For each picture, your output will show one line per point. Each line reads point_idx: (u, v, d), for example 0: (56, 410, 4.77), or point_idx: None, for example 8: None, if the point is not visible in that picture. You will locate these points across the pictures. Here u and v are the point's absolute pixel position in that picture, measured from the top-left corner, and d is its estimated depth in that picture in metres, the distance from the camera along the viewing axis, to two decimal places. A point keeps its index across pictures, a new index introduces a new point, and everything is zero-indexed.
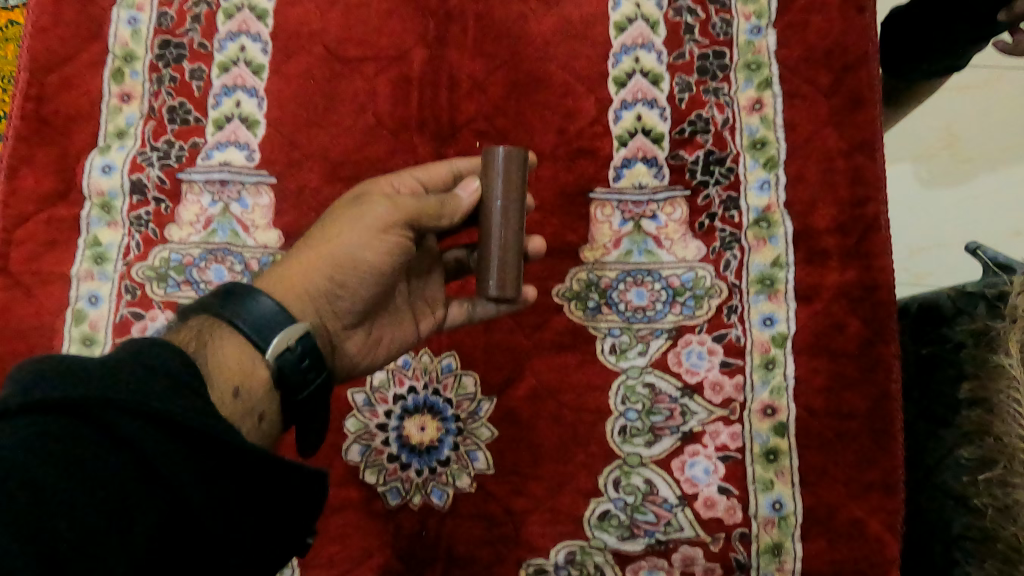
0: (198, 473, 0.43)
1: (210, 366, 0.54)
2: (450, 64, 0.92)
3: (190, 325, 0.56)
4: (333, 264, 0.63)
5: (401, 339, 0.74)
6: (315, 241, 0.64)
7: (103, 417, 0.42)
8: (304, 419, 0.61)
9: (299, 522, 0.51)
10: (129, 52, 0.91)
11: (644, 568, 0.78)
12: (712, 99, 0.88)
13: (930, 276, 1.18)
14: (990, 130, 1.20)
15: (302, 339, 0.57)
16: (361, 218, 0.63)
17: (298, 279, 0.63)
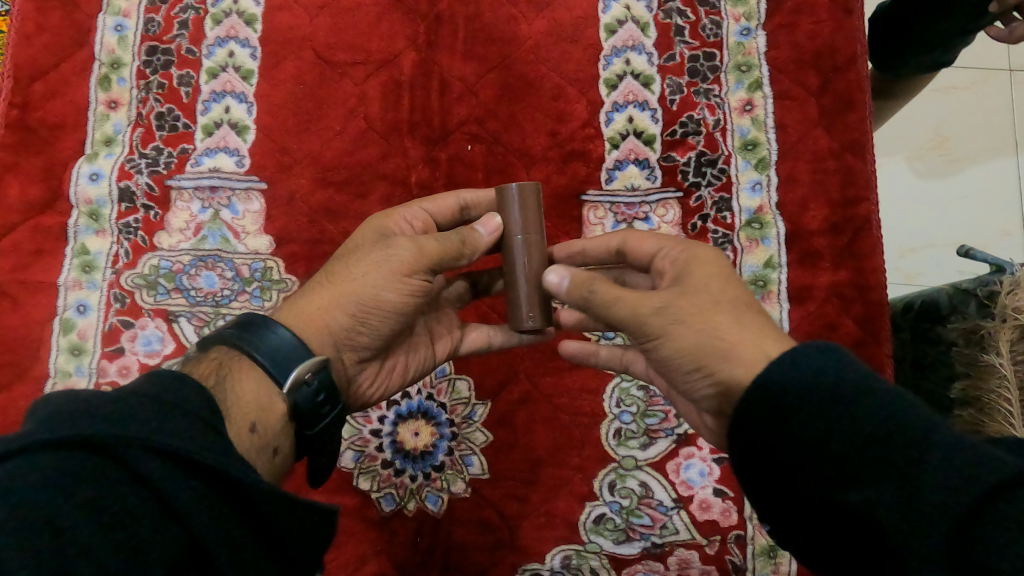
0: (216, 514, 0.41)
1: (229, 400, 0.52)
2: (440, 68, 0.92)
3: (209, 358, 0.55)
4: (354, 297, 0.62)
5: (415, 367, 0.72)
6: (334, 274, 0.63)
7: (123, 456, 0.40)
8: (315, 450, 0.59)
9: (310, 564, 0.48)
10: (116, 58, 0.91)
11: (640, 572, 0.76)
12: (703, 101, 0.88)
13: (923, 275, 1.17)
14: (979, 130, 1.20)
15: (319, 373, 0.56)
16: (382, 251, 0.62)
17: (318, 311, 0.62)
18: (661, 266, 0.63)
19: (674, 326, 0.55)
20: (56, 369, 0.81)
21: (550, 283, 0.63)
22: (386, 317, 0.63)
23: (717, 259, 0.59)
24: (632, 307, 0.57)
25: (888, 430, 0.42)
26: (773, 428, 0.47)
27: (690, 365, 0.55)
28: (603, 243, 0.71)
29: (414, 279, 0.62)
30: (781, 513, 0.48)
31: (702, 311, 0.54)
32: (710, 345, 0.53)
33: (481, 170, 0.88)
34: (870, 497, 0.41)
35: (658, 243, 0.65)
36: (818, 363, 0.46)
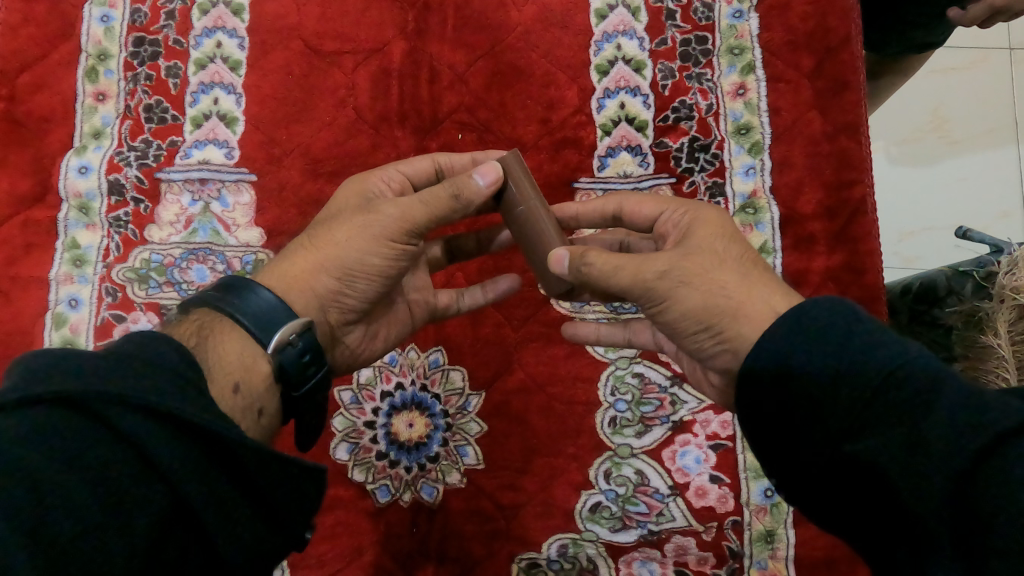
0: (195, 469, 0.41)
1: (213, 361, 0.52)
2: (430, 55, 0.91)
3: (190, 321, 0.54)
4: (338, 260, 0.61)
5: (398, 330, 0.73)
6: (316, 237, 0.62)
7: (101, 412, 0.39)
8: (303, 414, 0.59)
9: (298, 518, 0.48)
10: (103, 50, 0.90)
11: (637, 559, 0.76)
12: (695, 85, 0.87)
13: (921, 259, 1.16)
14: (976, 112, 1.19)
15: (304, 335, 0.55)
16: (364, 214, 0.61)
17: (303, 275, 0.61)
18: (665, 230, 0.64)
19: (681, 289, 0.55)
20: None
21: (553, 259, 0.62)
22: (374, 280, 0.63)
23: (720, 220, 0.60)
24: (634, 272, 0.56)
25: (892, 380, 0.42)
26: (780, 386, 0.48)
27: (698, 326, 0.55)
28: (599, 210, 0.70)
29: (399, 240, 0.61)
30: (791, 472, 0.48)
31: (708, 271, 0.55)
32: (716, 306, 0.54)
33: None
34: (874, 444, 0.41)
35: (657, 206, 0.66)
36: (826, 319, 0.47)
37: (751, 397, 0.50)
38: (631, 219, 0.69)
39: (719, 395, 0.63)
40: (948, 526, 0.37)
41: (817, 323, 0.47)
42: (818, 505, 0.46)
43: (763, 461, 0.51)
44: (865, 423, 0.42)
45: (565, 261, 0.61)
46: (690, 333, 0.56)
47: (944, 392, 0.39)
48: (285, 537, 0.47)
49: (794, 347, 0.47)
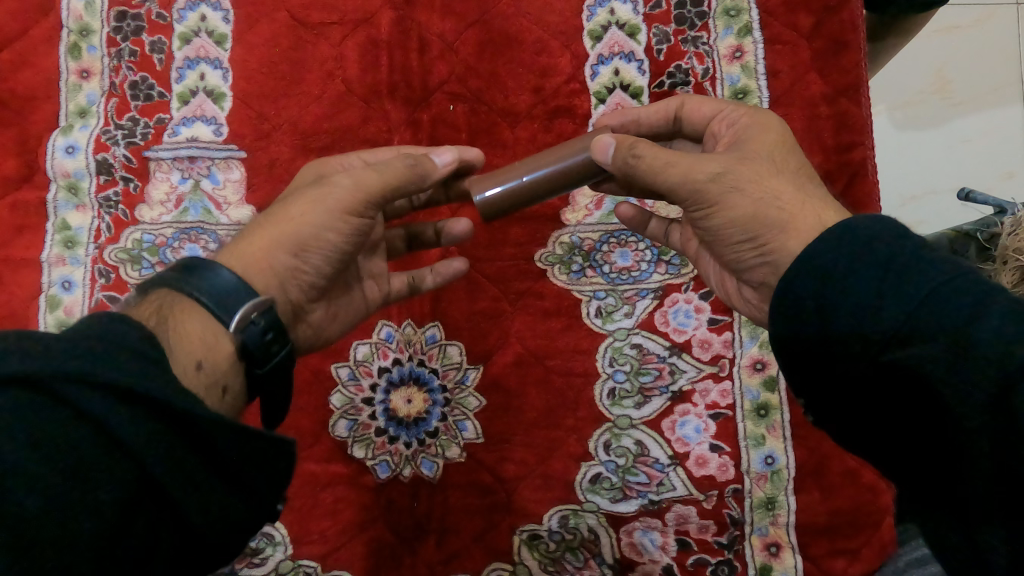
0: (161, 451, 0.40)
1: (174, 338, 0.50)
2: (419, 25, 0.89)
3: (149, 301, 0.53)
4: (293, 233, 0.59)
5: (357, 310, 0.71)
6: (273, 213, 0.61)
7: (58, 390, 0.38)
8: (267, 390, 0.58)
9: (269, 485, 0.48)
10: (84, 25, 0.88)
11: (638, 529, 0.76)
12: (691, 50, 0.85)
13: (926, 223, 1.13)
14: (980, 73, 1.17)
15: (264, 312, 0.54)
16: (320, 189, 0.60)
17: (260, 252, 0.59)
18: (717, 129, 0.63)
19: (733, 195, 0.54)
20: None
21: (596, 146, 0.61)
22: (331, 255, 0.61)
23: (778, 127, 0.59)
24: (686, 171, 0.55)
25: (947, 289, 0.41)
26: (824, 305, 0.46)
27: (744, 236, 0.54)
28: (661, 110, 0.68)
29: (355, 213, 0.60)
30: (818, 378, 0.48)
31: (763, 179, 0.54)
32: (767, 216, 0.53)
33: (463, 130, 0.86)
34: (919, 354, 0.41)
35: (716, 106, 0.65)
36: (875, 231, 0.46)
37: (781, 314, 0.49)
38: (689, 121, 0.67)
39: (750, 309, 0.63)
40: (988, 430, 0.38)
41: (864, 237, 0.46)
42: (846, 406, 0.47)
43: (787, 367, 0.50)
44: (907, 332, 0.42)
45: (610, 149, 0.60)
46: (733, 241, 0.56)
47: (993, 308, 0.39)
48: (257, 508, 0.47)
49: (841, 257, 0.46)
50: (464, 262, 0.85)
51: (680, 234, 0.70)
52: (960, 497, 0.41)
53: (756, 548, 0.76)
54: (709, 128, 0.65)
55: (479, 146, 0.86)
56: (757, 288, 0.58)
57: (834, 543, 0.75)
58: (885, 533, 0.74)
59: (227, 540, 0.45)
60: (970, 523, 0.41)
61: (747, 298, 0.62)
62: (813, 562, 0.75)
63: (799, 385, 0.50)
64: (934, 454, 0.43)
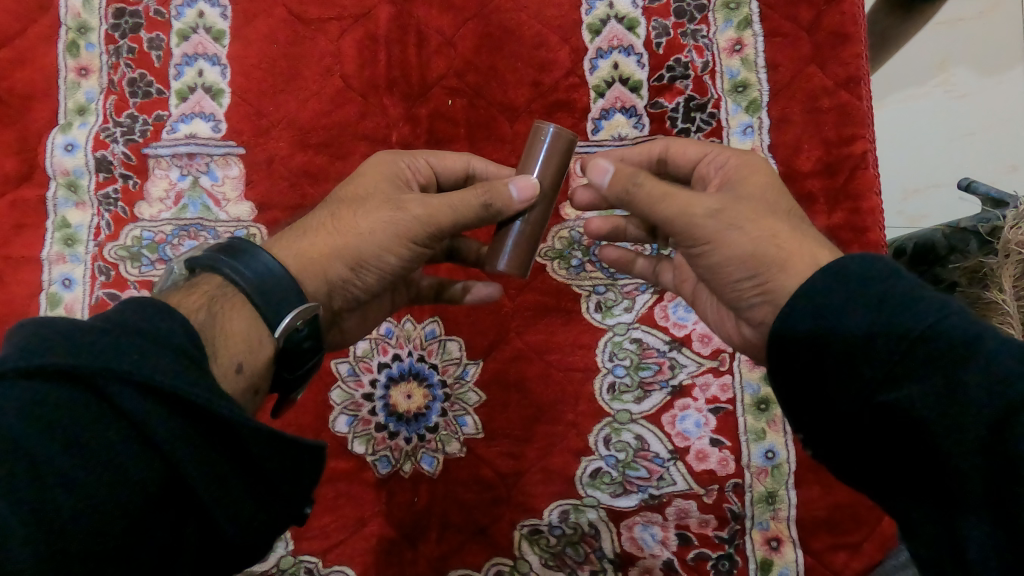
0: (196, 451, 0.40)
1: (219, 337, 0.50)
2: (417, 19, 0.88)
3: (199, 291, 0.53)
4: (354, 249, 0.60)
5: (383, 311, 0.71)
6: (337, 217, 0.61)
7: (100, 388, 0.38)
8: (290, 391, 0.58)
9: (295, 491, 0.47)
10: (82, 23, 0.88)
11: (639, 523, 0.76)
12: (690, 43, 0.85)
13: (926, 217, 1.12)
14: (983, 62, 1.14)
15: (309, 321, 0.55)
16: (392, 208, 0.60)
17: (318, 256, 0.60)
18: (705, 172, 0.62)
19: (729, 233, 0.54)
20: None
21: (593, 167, 0.59)
22: (385, 274, 0.62)
23: (764, 168, 0.59)
24: (682, 206, 0.55)
25: (940, 326, 0.40)
26: (818, 338, 0.45)
27: (745, 273, 0.54)
28: (644, 151, 0.67)
29: (419, 242, 0.60)
30: (813, 408, 0.47)
31: (759, 217, 0.54)
32: (766, 253, 0.52)
33: (462, 125, 0.86)
34: (913, 393, 0.39)
35: (700, 149, 0.64)
36: (870, 270, 0.45)
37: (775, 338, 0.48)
38: (675, 163, 0.66)
39: (750, 350, 0.61)
40: (981, 470, 0.37)
41: (858, 274, 0.45)
42: (840, 442, 0.45)
43: (780, 389, 0.50)
44: (901, 370, 0.40)
45: (607, 175, 0.59)
46: (735, 278, 0.55)
47: (988, 338, 0.38)
48: (281, 514, 0.46)
49: (832, 296, 0.45)
50: None
51: (673, 273, 0.70)
52: (947, 513, 0.39)
53: (757, 543, 0.75)
54: (697, 171, 0.64)
55: (479, 142, 0.86)
56: (756, 328, 0.57)
57: (835, 537, 0.75)
58: (886, 527, 0.74)
59: (249, 546, 0.44)
60: (955, 538, 0.39)
61: (743, 336, 0.61)
62: (815, 557, 0.75)
63: (795, 415, 0.49)
64: (928, 484, 0.40)
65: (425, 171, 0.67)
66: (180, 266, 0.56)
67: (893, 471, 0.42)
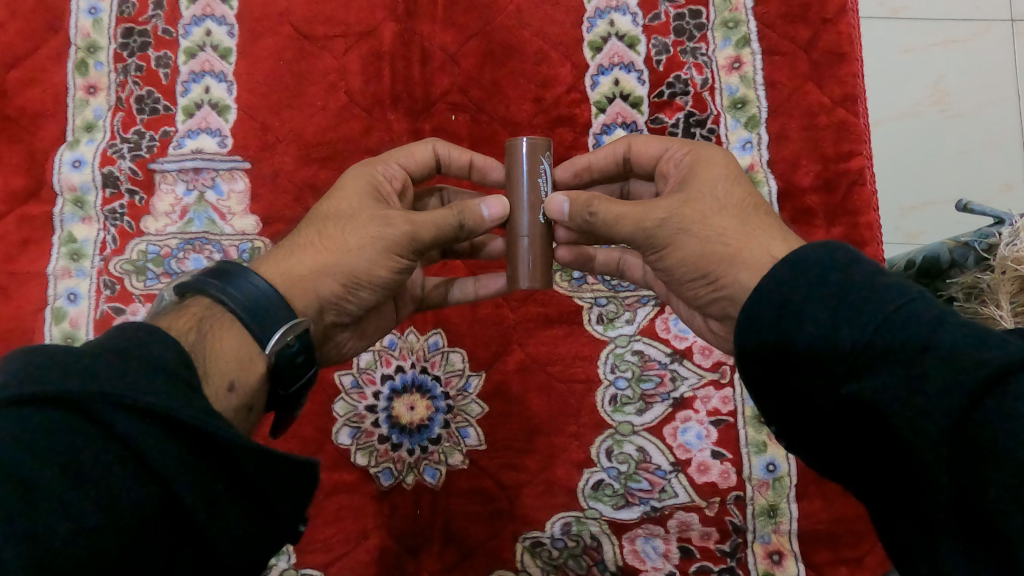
0: (192, 472, 0.39)
1: (210, 356, 0.50)
2: (421, 36, 0.90)
3: (188, 313, 0.53)
4: (344, 265, 0.60)
5: (382, 325, 0.71)
6: (321, 234, 0.61)
7: (94, 413, 0.37)
8: (286, 408, 0.58)
9: (289, 513, 0.45)
10: (92, 42, 0.89)
11: (641, 536, 0.77)
12: (690, 60, 0.86)
13: (924, 234, 1.04)
14: (982, 79, 1.06)
15: (298, 339, 0.55)
16: (376, 221, 0.60)
17: (307, 274, 0.60)
18: (666, 169, 0.63)
19: (681, 236, 0.55)
20: None
21: (551, 205, 0.62)
22: (376, 289, 0.62)
23: (723, 160, 0.59)
24: (636, 220, 0.57)
25: (892, 318, 0.40)
26: (782, 335, 0.45)
27: (696, 275, 0.55)
28: (608, 153, 0.68)
29: (406, 254, 0.61)
30: (790, 407, 0.46)
31: (710, 217, 0.55)
32: (715, 253, 0.54)
33: (465, 140, 0.87)
34: (873, 386, 0.39)
35: (662, 146, 0.64)
36: (823, 261, 0.45)
37: (746, 336, 0.48)
38: (638, 162, 0.67)
39: (721, 343, 0.62)
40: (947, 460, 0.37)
41: (816, 270, 0.45)
42: (819, 441, 0.45)
43: (750, 387, 0.50)
44: (862, 363, 0.40)
45: (566, 206, 0.61)
46: (689, 280, 0.57)
47: (947, 328, 0.38)
48: (283, 526, 0.45)
49: (794, 291, 0.45)
50: (465, 269, 0.84)
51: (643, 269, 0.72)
52: (923, 506, 0.39)
53: (758, 556, 0.76)
54: (659, 168, 0.65)
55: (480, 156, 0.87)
56: (721, 321, 0.58)
57: (836, 551, 0.75)
58: None
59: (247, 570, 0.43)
60: (931, 529, 0.39)
61: (716, 331, 0.62)
62: (816, 571, 0.75)
63: (764, 407, 0.49)
64: (897, 479, 0.40)
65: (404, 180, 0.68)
66: (169, 292, 0.57)
67: (863, 466, 0.43)
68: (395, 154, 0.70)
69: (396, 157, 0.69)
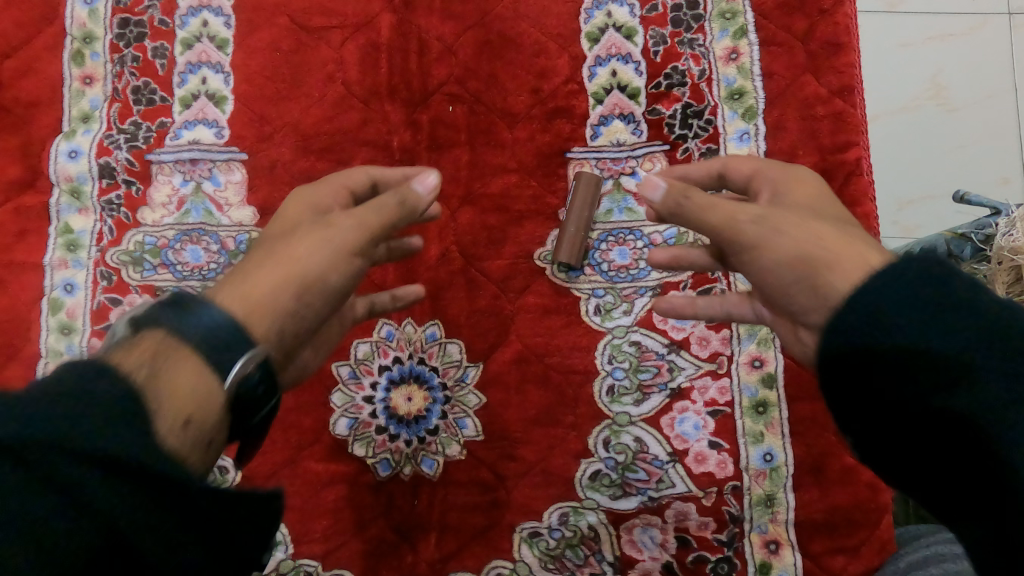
0: (142, 520, 0.38)
1: (164, 392, 0.44)
2: (418, 27, 0.90)
3: (139, 348, 0.46)
4: (300, 275, 0.57)
5: (322, 349, 0.69)
6: (270, 255, 0.58)
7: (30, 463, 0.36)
8: (246, 444, 0.53)
9: (249, 549, 0.45)
10: (88, 32, 0.89)
11: (638, 525, 0.77)
12: (687, 51, 0.86)
13: (921, 229, 1.04)
14: (979, 73, 1.06)
15: (263, 365, 0.49)
16: (323, 229, 0.59)
17: (264, 294, 0.55)
18: (761, 189, 0.61)
19: (777, 237, 0.53)
20: (47, 349, 0.82)
21: (647, 183, 0.61)
22: (329, 297, 0.60)
23: (811, 187, 0.59)
24: (728, 215, 0.56)
25: (990, 333, 0.41)
26: (874, 338, 0.44)
27: (793, 279, 0.53)
28: (702, 167, 0.66)
29: (359, 255, 0.60)
30: (860, 404, 0.46)
31: (805, 223, 0.53)
32: (814, 255, 0.51)
33: (463, 131, 0.87)
34: (964, 400, 0.40)
35: (756, 166, 0.62)
36: (920, 265, 0.44)
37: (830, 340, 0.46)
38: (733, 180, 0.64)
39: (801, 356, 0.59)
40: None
41: (914, 276, 0.44)
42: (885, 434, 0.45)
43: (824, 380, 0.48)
44: (952, 376, 0.41)
45: (660, 190, 0.60)
46: (785, 286, 0.53)
47: None
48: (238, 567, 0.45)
49: (889, 298, 0.44)
50: (462, 260, 0.84)
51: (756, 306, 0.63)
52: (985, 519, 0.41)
53: (755, 545, 0.76)
54: (752, 186, 0.62)
55: (478, 147, 0.87)
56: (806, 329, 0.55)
57: (833, 540, 0.76)
58: (885, 531, 0.75)
59: None
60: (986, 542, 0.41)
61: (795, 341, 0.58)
62: (812, 560, 0.76)
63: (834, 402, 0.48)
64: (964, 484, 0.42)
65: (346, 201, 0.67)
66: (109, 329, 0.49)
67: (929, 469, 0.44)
68: (324, 183, 0.67)
69: (328, 184, 0.67)
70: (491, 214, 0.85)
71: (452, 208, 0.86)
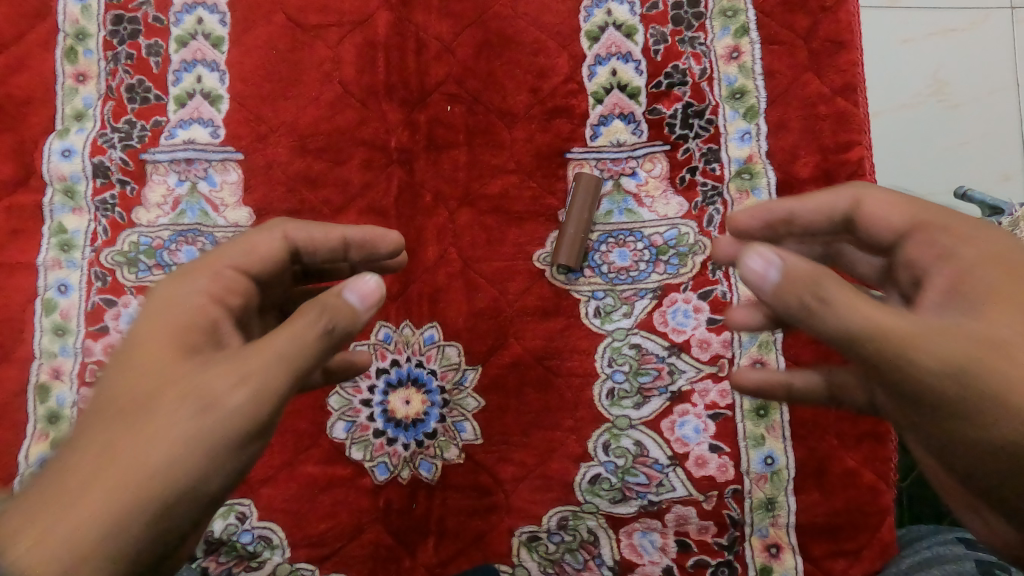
0: None
1: None
2: (416, 25, 0.89)
3: None
4: (156, 479, 0.43)
5: None
6: (114, 447, 0.44)
7: None
8: None
9: None
10: (81, 29, 0.87)
11: (638, 530, 0.76)
12: (688, 49, 0.85)
13: None
14: (982, 69, 1.05)
15: None
16: (194, 407, 0.45)
17: (104, 512, 0.41)
18: (919, 255, 0.51)
19: (953, 374, 0.44)
20: (41, 351, 0.81)
21: (755, 262, 0.48)
22: (202, 502, 0.45)
23: (1003, 254, 0.48)
24: (888, 324, 0.45)
25: None
26: None
27: (956, 417, 0.45)
28: (829, 207, 0.56)
29: (247, 437, 0.46)
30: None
31: (999, 344, 0.44)
32: (1005, 398, 0.44)
33: (461, 131, 0.86)
34: None
35: (910, 215, 0.52)
36: None
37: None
38: (865, 225, 0.55)
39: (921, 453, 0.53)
40: None
41: None
42: None
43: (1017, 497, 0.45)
44: None
45: (775, 272, 0.47)
46: (941, 408, 0.45)
47: None
48: None
49: None
50: (461, 262, 0.84)
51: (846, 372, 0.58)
52: None
53: (756, 549, 0.76)
54: (900, 245, 0.53)
55: (477, 147, 0.86)
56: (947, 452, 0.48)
57: (835, 544, 0.75)
58: (885, 534, 0.74)
59: None
60: None
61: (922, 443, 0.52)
62: (813, 564, 0.75)
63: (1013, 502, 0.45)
64: None
65: (239, 284, 0.54)
66: None
67: None
68: (208, 263, 0.55)
69: (211, 266, 0.54)
70: (489, 215, 0.84)
71: (450, 209, 0.85)
